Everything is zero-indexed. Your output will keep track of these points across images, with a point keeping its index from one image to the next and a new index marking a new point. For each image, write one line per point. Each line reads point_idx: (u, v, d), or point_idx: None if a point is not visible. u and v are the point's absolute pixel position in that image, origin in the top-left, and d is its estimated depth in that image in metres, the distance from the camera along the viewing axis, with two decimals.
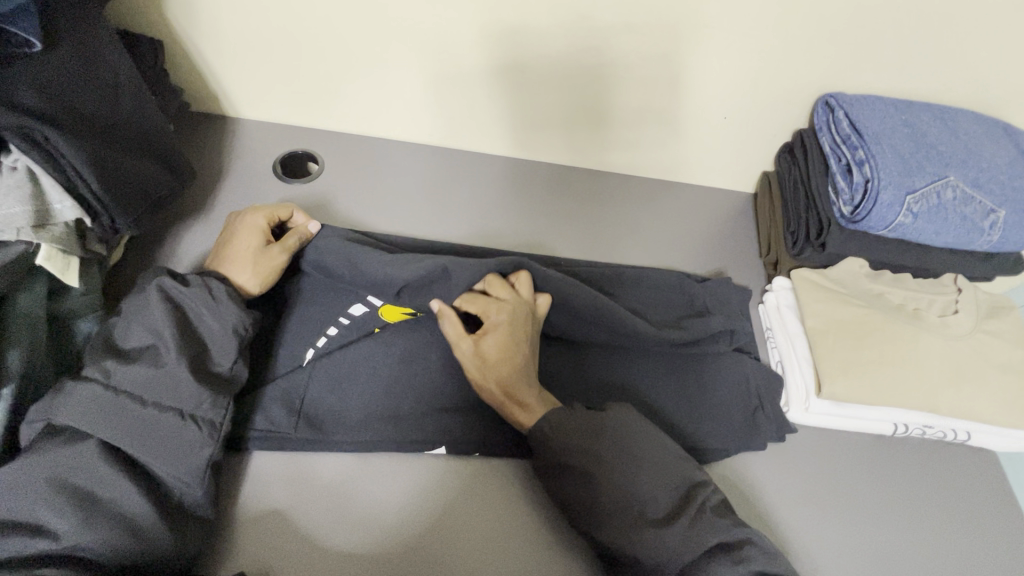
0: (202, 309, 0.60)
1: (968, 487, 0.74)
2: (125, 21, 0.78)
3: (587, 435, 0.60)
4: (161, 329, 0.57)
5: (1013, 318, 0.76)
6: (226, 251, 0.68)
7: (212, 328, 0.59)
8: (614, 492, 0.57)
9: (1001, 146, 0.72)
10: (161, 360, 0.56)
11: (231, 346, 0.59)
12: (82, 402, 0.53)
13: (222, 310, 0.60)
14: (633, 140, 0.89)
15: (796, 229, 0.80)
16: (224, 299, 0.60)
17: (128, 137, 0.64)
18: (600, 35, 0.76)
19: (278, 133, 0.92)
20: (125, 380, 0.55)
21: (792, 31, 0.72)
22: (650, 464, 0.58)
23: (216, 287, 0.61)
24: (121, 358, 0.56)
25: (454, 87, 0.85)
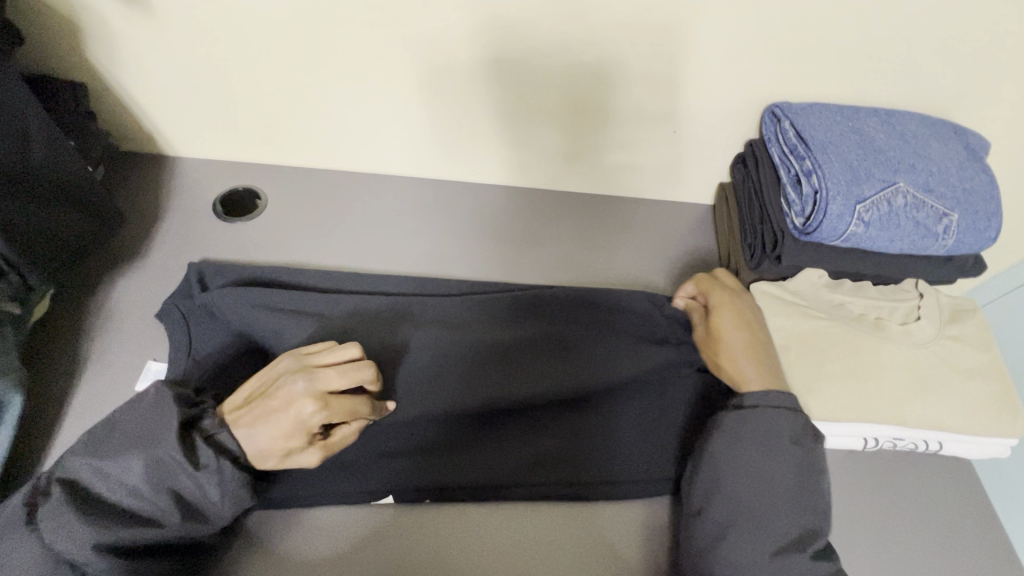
0: (202, 490, 0.52)
1: (944, 500, 0.71)
2: (44, 64, 0.75)
3: (750, 436, 0.59)
4: (147, 503, 0.51)
5: (977, 321, 0.74)
6: (247, 438, 0.53)
7: (208, 512, 0.53)
8: (758, 508, 0.56)
9: (950, 148, 0.70)
10: (133, 536, 0.51)
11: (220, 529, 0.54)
12: (30, 558, 0.48)
13: (223, 498, 0.53)
14: (614, 141, 0.85)
15: (752, 242, 0.78)
16: (226, 483, 0.52)
17: (39, 189, 0.61)
18: (537, 56, 0.74)
19: (217, 170, 0.89)
20: (75, 547, 0.49)
21: (730, 43, 0.71)
22: (798, 493, 0.57)
23: (224, 470, 0.52)
24: (83, 513, 0.49)
25: (426, 95, 0.80)
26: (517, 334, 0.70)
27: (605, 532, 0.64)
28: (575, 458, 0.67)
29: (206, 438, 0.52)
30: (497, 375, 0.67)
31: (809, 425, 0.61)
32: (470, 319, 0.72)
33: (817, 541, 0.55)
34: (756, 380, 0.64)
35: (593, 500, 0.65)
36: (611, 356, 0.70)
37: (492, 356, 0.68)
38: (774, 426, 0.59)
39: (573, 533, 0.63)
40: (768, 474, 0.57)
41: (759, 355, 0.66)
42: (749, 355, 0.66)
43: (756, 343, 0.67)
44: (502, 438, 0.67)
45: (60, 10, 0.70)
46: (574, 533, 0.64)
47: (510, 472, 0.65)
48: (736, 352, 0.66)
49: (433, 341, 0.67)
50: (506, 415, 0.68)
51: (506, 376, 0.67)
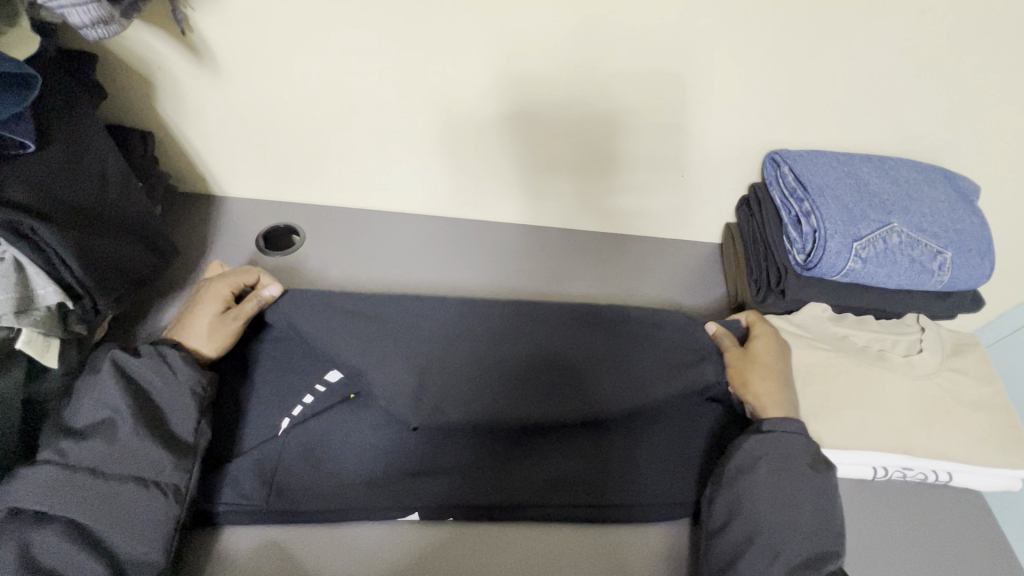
0: (155, 375, 0.64)
1: (957, 531, 0.72)
2: (117, 115, 0.85)
3: (768, 449, 0.64)
4: (116, 403, 0.61)
5: (978, 355, 0.77)
6: (186, 317, 0.73)
7: (175, 396, 0.64)
8: (775, 526, 0.60)
9: (941, 191, 0.76)
10: (118, 431, 0.60)
11: (190, 407, 0.64)
12: (42, 482, 0.56)
13: (177, 377, 0.65)
14: (623, 185, 0.92)
15: (758, 277, 0.83)
16: (178, 363, 0.65)
17: (109, 223, 0.68)
18: (548, 109, 0.83)
19: (260, 208, 0.98)
20: (83, 457, 0.58)
21: (728, 96, 0.78)
22: (813, 514, 0.60)
23: (164, 355, 0.66)
24: (77, 436, 0.59)
25: (447, 145, 0.88)
26: (538, 353, 0.75)
27: (623, 554, 0.66)
28: (593, 482, 0.70)
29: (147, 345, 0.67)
30: (539, 388, 0.72)
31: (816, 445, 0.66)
32: (510, 333, 0.77)
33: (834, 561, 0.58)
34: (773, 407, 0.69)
35: (609, 522, 0.68)
36: (645, 379, 0.73)
37: (520, 379, 0.72)
38: (790, 447, 0.64)
39: (590, 553, 0.66)
40: (788, 491, 0.61)
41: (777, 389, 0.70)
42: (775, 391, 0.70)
43: (775, 373, 0.72)
44: (525, 461, 0.71)
45: (137, 70, 0.79)
46: (593, 554, 0.66)
47: (532, 493, 0.68)
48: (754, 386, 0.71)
49: (470, 357, 0.73)
50: (528, 438, 0.72)
51: (545, 391, 0.72)
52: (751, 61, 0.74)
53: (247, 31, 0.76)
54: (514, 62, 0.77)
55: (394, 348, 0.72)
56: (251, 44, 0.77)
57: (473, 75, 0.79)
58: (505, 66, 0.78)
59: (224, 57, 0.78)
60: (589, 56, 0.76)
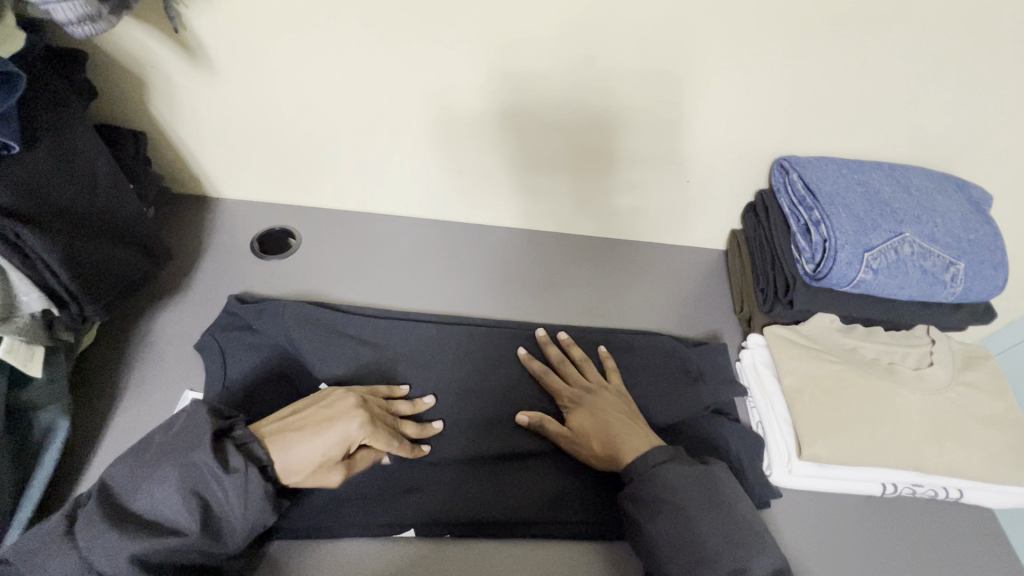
0: (234, 502, 0.54)
1: (968, 550, 0.70)
2: (108, 115, 0.83)
3: (646, 485, 0.61)
4: (176, 517, 0.53)
5: (990, 368, 0.76)
6: (302, 429, 0.60)
7: (232, 523, 0.55)
8: (695, 544, 0.57)
9: (954, 200, 0.74)
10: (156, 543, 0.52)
11: (236, 540, 0.55)
12: (65, 568, 0.50)
13: (250, 509, 0.55)
14: (621, 184, 0.89)
15: (765, 287, 0.81)
16: (256, 501, 0.55)
17: (98, 227, 0.66)
18: (545, 107, 0.80)
19: (255, 211, 0.95)
20: (104, 558, 0.51)
21: (735, 101, 0.76)
22: (719, 527, 0.58)
23: (251, 480, 0.55)
24: (116, 522, 0.52)
25: (447, 144, 0.86)
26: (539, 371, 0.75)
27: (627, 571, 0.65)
28: (595, 498, 0.68)
29: (237, 453, 0.56)
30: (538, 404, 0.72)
31: (690, 462, 0.62)
32: (508, 352, 0.78)
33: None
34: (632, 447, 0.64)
35: (613, 539, 0.66)
36: (645, 402, 0.74)
37: (519, 395, 0.73)
38: (678, 474, 0.61)
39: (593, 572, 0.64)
40: (684, 515, 0.58)
41: (604, 425, 0.67)
42: (629, 430, 0.66)
43: (621, 413, 0.68)
44: (527, 475, 0.69)
45: (128, 69, 0.77)
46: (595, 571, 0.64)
47: (532, 507, 0.67)
48: (608, 425, 0.66)
49: (467, 375, 0.74)
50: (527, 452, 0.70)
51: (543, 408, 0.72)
52: (759, 65, 0.72)
53: (244, 30, 0.74)
54: (517, 64, 0.76)
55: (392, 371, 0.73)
56: (248, 44, 0.75)
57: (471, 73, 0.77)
58: (507, 67, 0.76)
59: (219, 56, 0.76)
60: (595, 57, 0.74)
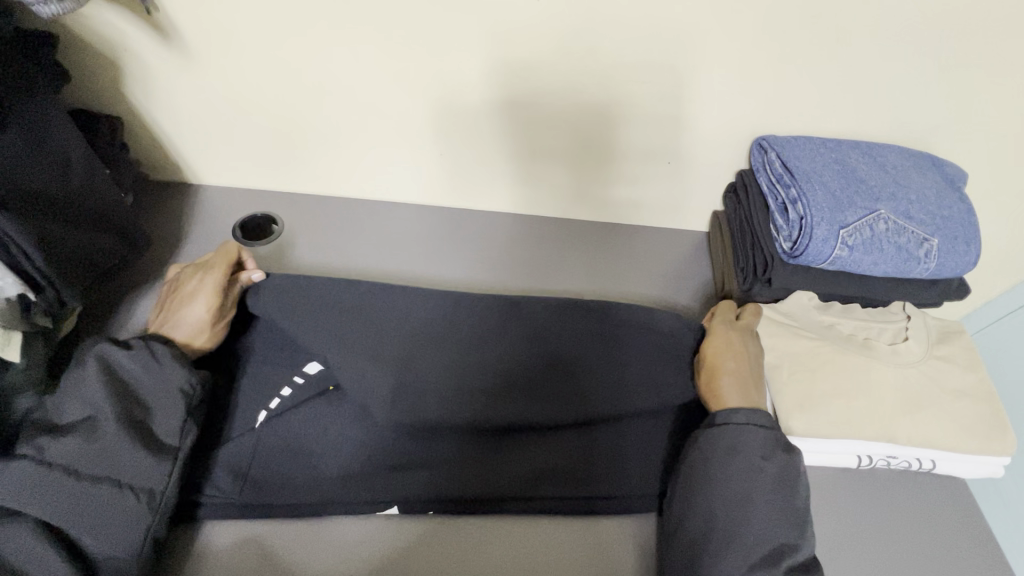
0: (145, 374, 0.62)
1: (939, 520, 0.72)
2: (83, 99, 0.82)
3: (724, 437, 0.64)
4: (102, 404, 0.59)
5: (963, 343, 0.77)
6: (179, 306, 0.71)
7: (154, 391, 0.62)
8: (747, 512, 0.59)
9: (929, 178, 0.75)
10: (99, 431, 0.58)
11: (176, 403, 0.62)
12: (15, 480, 0.54)
13: (166, 373, 0.63)
14: (624, 180, 0.91)
15: (744, 266, 0.82)
16: (169, 361, 0.63)
17: (72, 212, 0.66)
18: (548, 100, 0.81)
19: (237, 197, 0.95)
20: (58, 454, 0.56)
21: (715, 82, 0.76)
22: (778, 503, 0.60)
23: (158, 351, 0.64)
24: (56, 433, 0.57)
25: (443, 135, 0.86)
26: (522, 354, 0.76)
27: (610, 544, 0.66)
28: (578, 475, 0.69)
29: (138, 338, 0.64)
30: (521, 384, 0.73)
31: (780, 441, 0.64)
32: (491, 334, 0.79)
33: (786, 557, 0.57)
34: (731, 398, 0.67)
35: (596, 514, 0.67)
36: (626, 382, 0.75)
37: (503, 376, 0.73)
38: (754, 446, 0.63)
39: (577, 546, 0.65)
40: (752, 478, 0.61)
41: (721, 374, 0.70)
42: (737, 380, 0.69)
43: (745, 359, 0.71)
44: (510, 453, 0.70)
45: (101, 51, 0.76)
46: (579, 545, 0.65)
47: (516, 484, 0.67)
48: (722, 368, 0.70)
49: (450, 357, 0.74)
50: (510, 432, 0.71)
51: (525, 388, 0.73)
52: (737, 45, 0.72)
53: (219, 14, 0.73)
54: (494, 46, 0.75)
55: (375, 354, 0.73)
56: (223, 27, 0.74)
57: (455, 58, 0.77)
58: (486, 51, 0.76)
59: (195, 40, 0.76)
60: (573, 41, 0.74)
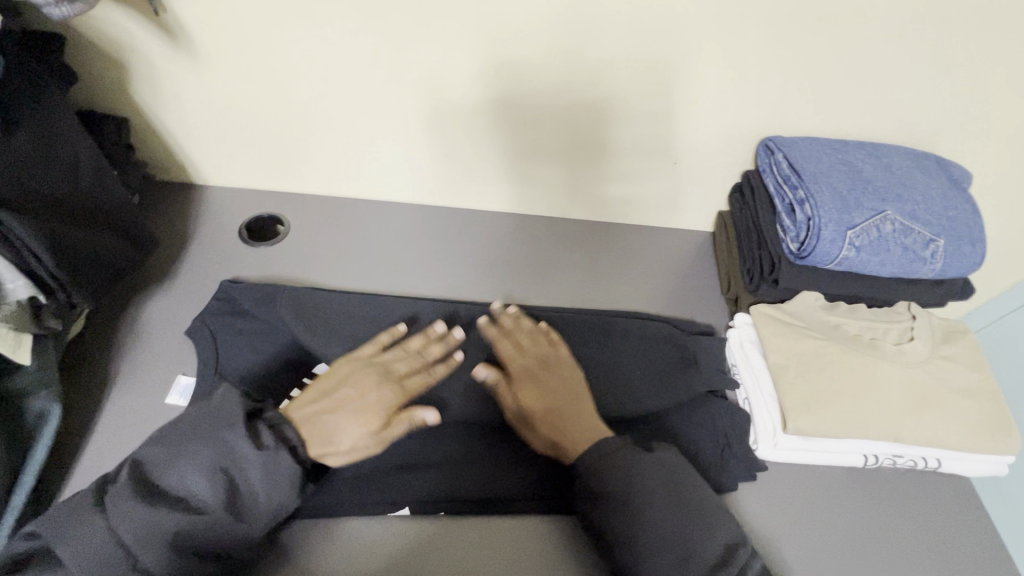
0: (261, 480, 0.56)
1: (945, 518, 0.73)
2: (89, 100, 0.82)
3: (614, 475, 0.61)
4: (199, 494, 0.54)
5: (967, 342, 0.78)
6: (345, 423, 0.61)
7: (257, 498, 0.56)
8: (667, 534, 0.58)
9: (935, 179, 0.75)
10: (183, 528, 0.53)
11: (261, 522, 0.56)
12: (95, 540, 0.52)
13: (277, 485, 0.56)
14: (616, 175, 0.90)
15: (751, 266, 0.82)
16: (285, 478, 0.57)
17: (80, 214, 0.65)
18: (528, 96, 0.81)
19: (242, 197, 0.95)
20: (132, 531, 0.52)
21: (722, 83, 0.77)
22: (684, 517, 0.59)
23: (283, 456, 0.57)
24: (146, 498, 0.53)
25: (419, 122, 0.84)
26: None
27: None
28: None
29: (268, 432, 0.58)
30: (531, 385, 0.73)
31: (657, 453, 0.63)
32: None
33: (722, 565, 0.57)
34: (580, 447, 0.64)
35: None
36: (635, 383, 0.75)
37: None
38: (642, 470, 0.61)
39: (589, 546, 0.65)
40: (649, 503, 0.59)
41: (560, 418, 0.66)
42: (578, 424, 0.65)
43: (557, 401, 0.66)
44: (518, 454, 0.70)
45: (107, 52, 0.76)
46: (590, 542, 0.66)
47: (525, 485, 0.68)
48: (556, 412, 0.66)
49: None
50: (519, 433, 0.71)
51: None
52: (743, 46, 0.73)
53: (225, 14, 0.73)
54: (501, 47, 0.75)
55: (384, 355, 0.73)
56: (229, 27, 0.74)
57: (459, 58, 0.77)
58: (491, 51, 0.76)
59: (202, 41, 0.75)
60: (577, 40, 0.74)
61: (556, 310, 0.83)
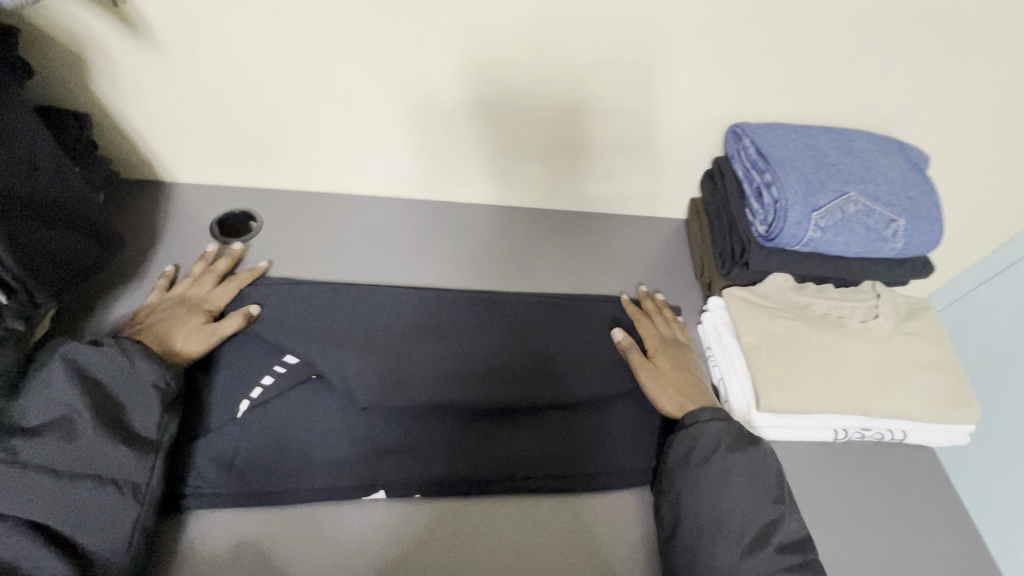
0: (115, 373, 0.61)
1: (910, 486, 0.76)
2: (47, 95, 0.79)
3: (693, 438, 0.65)
4: (71, 404, 0.57)
5: (929, 318, 0.81)
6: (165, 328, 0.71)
7: (133, 388, 0.61)
8: (729, 504, 0.60)
9: (895, 161, 0.78)
10: (74, 432, 0.56)
11: (152, 400, 0.61)
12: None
13: (138, 372, 0.62)
14: (598, 173, 0.92)
15: (723, 250, 0.84)
16: (141, 359, 0.62)
17: (44, 213, 0.64)
18: (509, 93, 0.81)
19: (212, 194, 0.93)
20: (36, 455, 0.54)
21: (691, 72, 0.78)
22: (757, 492, 0.61)
23: (129, 351, 0.63)
24: (28, 434, 0.55)
25: (419, 132, 0.86)
26: (505, 339, 0.77)
27: (615, 521, 0.67)
28: (565, 453, 0.70)
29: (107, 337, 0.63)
30: (507, 370, 0.74)
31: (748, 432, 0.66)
32: (477, 323, 0.80)
33: (773, 538, 0.59)
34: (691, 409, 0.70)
35: (581, 492, 0.69)
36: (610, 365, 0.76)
37: (487, 361, 0.74)
38: (717, 441, 0.64)
39: (585, 526, 0.66)
40: (722, 473, 0.62)
41: (680, 387, 0.72)
42: (696, 397, 0.71)
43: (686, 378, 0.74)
44: (495, 437, 0.71)
45: (65, 44, 0.73)
46: (585, 520, 0.67)
47: (503, 465, 0.68)
48: (684, 385, 0.72)
49: (434, 346, 0.74)
50: (496, 415, 0.72)
51: (511, 374, 0.74)
52: (711, 35, 0.74)
53: (188, 4, 0.71)
54: (473, 37, 0.75)
55: (359, 344, 0.73)
56: (193, 18, 0.73)
57: (432, 49, 0.76)
58: (465, 43, 0.75)
59: (165, 33, 0.74)
60: (547, 29, 0.73)
61: (534, 297, 0.85)
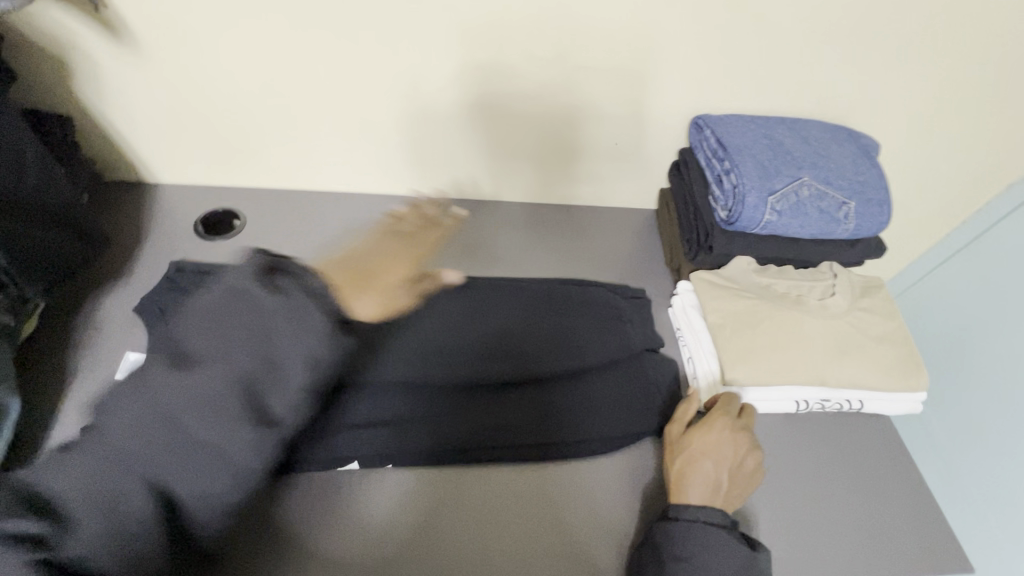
0: (295, 326, 0.55)
1: (865, 450, 0.81)
2: (30, 98, 0.81)
3: (683, 531, 0.62)
4: (223, 353, 0.54)
5: (883, 296, 0.86)
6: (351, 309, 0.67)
7: (287, 354, 0.55)
8: None
9: (846, 148, 0.83)
10: (208, 390, 0.53)
11: (298, 381, 0.55)
12: (83, 464, 0.50)
13: (305, 322, 0.56)
14: (586, 179, 0.98)
15: (689, 236, 0.88)
16: (309, 316, 0.56)
17: (29, 211, 0.66)
18: (519, 106, 0.86)
19: (196, 193, 0.95)
20: (115, 425, 0.51)
21: (655, 68, 0.82)
22: None
23: (303, 313, 0.56)
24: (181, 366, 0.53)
25: (422, 141, 0.91)
26: (477, 319, 0.81)
27: (610, 476, 0.74)
28: (533, 423, 0.74)
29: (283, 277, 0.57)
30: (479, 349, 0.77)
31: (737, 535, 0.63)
32: (455, 307, 0.83)
33: None
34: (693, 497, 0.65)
35: (547, 458, 0.74)
36: (580, 341, 0.79)
37: (459, 339, 0.78)
38: (704, 533, 0.62)
39: (586, 482, 0.73)
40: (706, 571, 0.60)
41: (695, 473, 0.67)
42: (706, 488, 0.66)
43: (712, 466, 0.67)
44: (466, 411, 0.74)
45: (49, 47, 0.75)
46: (583, 477, 0.74)
47: (471, 434, 0.72)
48: (702, 471, 0.67)
49: (407, 327, 0.78)
50: (467, 390, 0.76)
51: (482, 353, 0.77)
52: (672, 32, 0.78)
53: (168, 7, 0.73)
54: (447, 35, 0.78)
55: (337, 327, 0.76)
56: (174, 23, 0.75)
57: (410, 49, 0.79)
58: (443, 42, 0.78)
59: (147, 37, 0.76)
60: (515, 24, 0.77)
61: (510, 283, 0.88)
